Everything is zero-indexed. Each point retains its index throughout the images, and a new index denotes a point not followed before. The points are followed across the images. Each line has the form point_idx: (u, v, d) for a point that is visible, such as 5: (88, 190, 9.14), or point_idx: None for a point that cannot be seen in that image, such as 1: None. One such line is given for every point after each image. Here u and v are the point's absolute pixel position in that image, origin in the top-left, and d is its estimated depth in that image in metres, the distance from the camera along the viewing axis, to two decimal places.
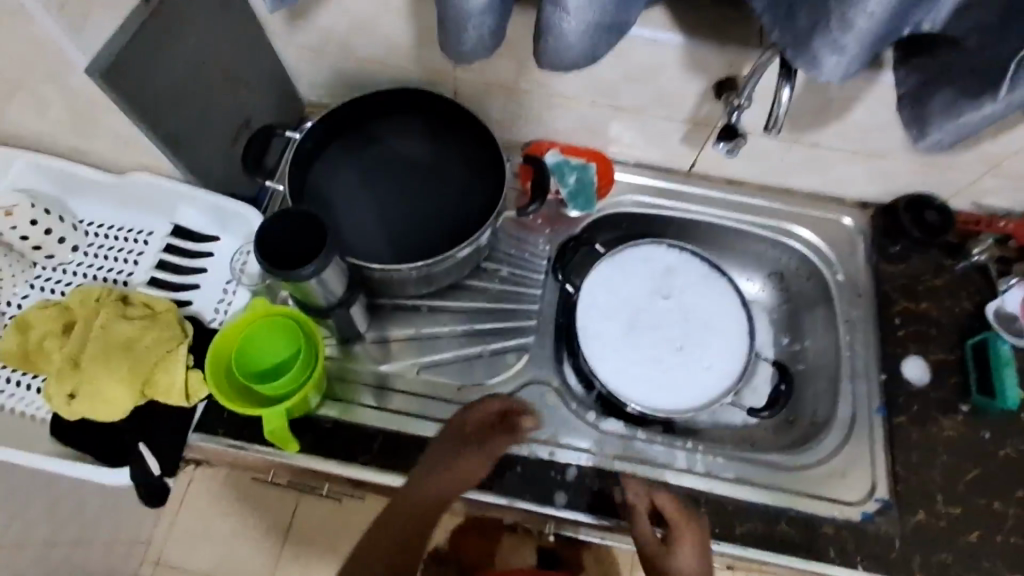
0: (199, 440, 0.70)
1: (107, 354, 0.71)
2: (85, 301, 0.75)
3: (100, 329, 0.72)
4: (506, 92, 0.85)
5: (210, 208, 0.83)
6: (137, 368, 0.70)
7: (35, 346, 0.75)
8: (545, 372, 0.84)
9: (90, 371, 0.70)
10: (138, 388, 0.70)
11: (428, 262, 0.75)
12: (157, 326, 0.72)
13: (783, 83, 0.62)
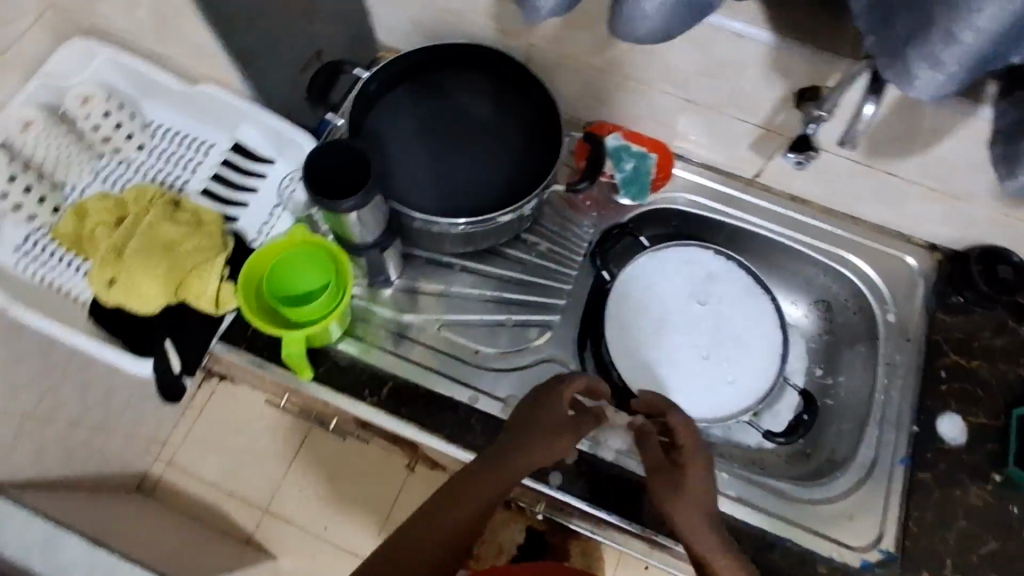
0: (221, 349, 0.72)
1: (150, 250, 0.74)
2: (137, 200, 0.79)
3: (148, 226, 0.75)
4: (578, 66, 0.83)
5: (270, 131, 0.84)
6: (175, 268, 0.73)
7: (90, 233, 0.80)
8: (565, 353, 0.83)
9: (131, 263, 0.73)
10: (172, 286, 0.73)
11: (469, 221, 0.74)
12: (200, 236, 0.75)
13: (867, 98, 0.58)
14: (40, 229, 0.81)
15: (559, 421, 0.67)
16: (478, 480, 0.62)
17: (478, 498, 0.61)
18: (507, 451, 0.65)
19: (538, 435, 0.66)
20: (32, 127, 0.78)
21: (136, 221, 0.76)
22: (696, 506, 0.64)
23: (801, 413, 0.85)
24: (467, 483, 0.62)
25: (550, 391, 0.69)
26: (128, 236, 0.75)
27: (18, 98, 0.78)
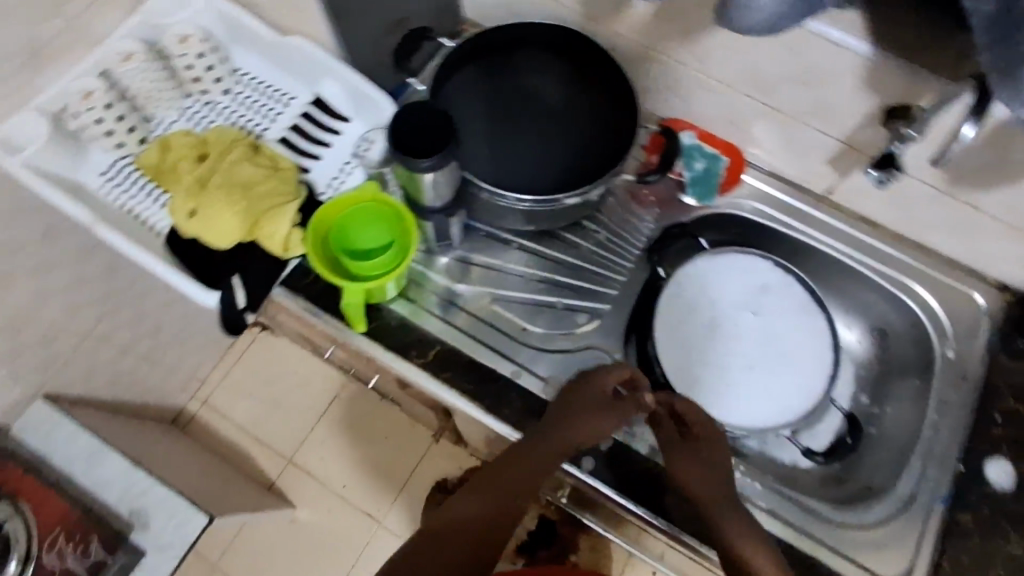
0: (280, 292, 0.75)
1: (229, 187, 0.77)
2: (223, 142, 0.83)
3: (229, 165, 0.78)
4: (662, 60, 0.82)
5: (352, 89, 0.86)
6: (251, 207, 0.76)
7: (171, 166, 0.83)
8: (609, 343, 0.83)
9: (211, 197, 0.76)
10: (246, 224, 0.76)
11: (535, 199, 0.75)
12: (276, 180, 0.78)
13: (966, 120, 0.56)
14: (126, 157, 0.85)
15: (593, 406, 0.71)
16: (509, 469, 0.69)
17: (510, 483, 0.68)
18: (537, 437, 0.70)
19: (570, 421, 0.70)
20: (133, 59, 0.81)
21: (218, 159, 0.80)
22: (718, 482, 0.69)
23: (845, 436, 0.85)
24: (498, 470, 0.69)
25: (584, 381, 0.74)
26: (210, 171, 0.78)
27: (121, 29, 0.80)
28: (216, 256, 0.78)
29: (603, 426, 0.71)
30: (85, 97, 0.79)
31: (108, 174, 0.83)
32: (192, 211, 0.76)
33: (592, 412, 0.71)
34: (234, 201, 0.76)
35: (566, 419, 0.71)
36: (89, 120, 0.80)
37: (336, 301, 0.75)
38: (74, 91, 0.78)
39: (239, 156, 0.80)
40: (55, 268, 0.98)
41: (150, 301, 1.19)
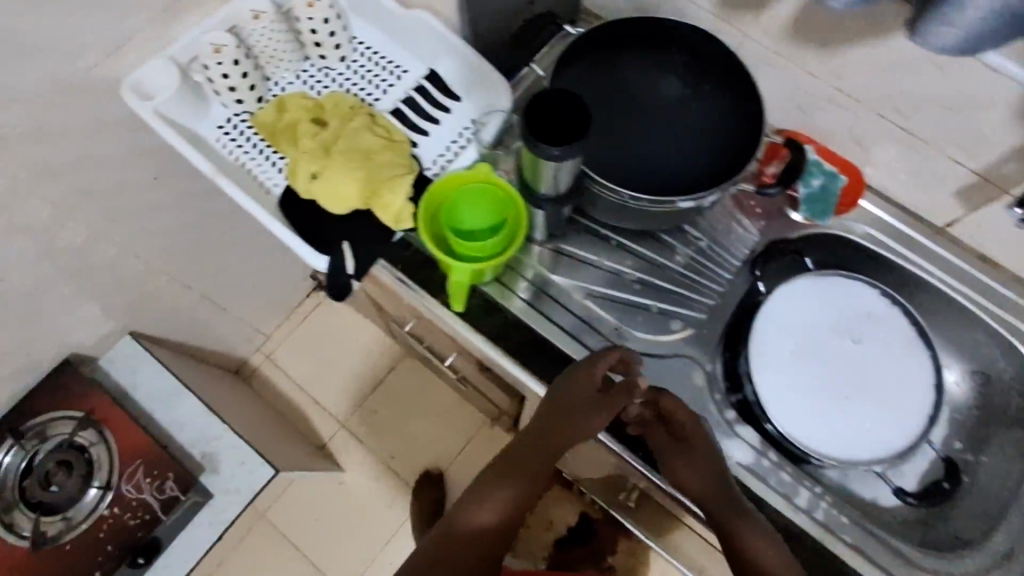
0: (387, 269, 0.77)
1: (352, 152, 0.78)
2: (348, 109, 0.84)
3: (355, 132, 0.80)
4: (792, 69, 0.79)
5: (468, 68, 0.86)
6: (370, 174, 0.77)
7: (286, 125, 0.84)
8: (701, 355, 0.81)
9: (334, 162, 0.77)
10: (364, 191, 0.76)
11: (652, 200, 0.73)
12: (394, 151, 0.80)
13: None
14: (243, 113, 0.87)
15: (587, 403, 0.69)
16: (518, 461, 0.71)
17: (518, 474, 0.71)
18: (537, 432, 0.72)
19: (568, 411, 0.70)
20: (263, 18, 0.82)
21: (343, 124, 0.81)
22: (714, 481, 0.69)
23: (942, 479, 0.82)
24: (508, 466, 0.71)
25: (567, 377, 0.70)
26: (336, 136, 0.80)
27: None
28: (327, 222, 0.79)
29: (600, 421, 0.70)
30: (215, 51, 0.81)
31: (225, 128, 0.86)
32: (314, 174, 0.78)
33: (588, 409, 0.69)
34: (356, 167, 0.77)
35: (558, 411, 0.70)
36: (216, 73, 0.82)
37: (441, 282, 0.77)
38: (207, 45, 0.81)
39: (360, 125, 0.81)
40: (161, 210, 1.00)
41: (236, 254, 1.22)
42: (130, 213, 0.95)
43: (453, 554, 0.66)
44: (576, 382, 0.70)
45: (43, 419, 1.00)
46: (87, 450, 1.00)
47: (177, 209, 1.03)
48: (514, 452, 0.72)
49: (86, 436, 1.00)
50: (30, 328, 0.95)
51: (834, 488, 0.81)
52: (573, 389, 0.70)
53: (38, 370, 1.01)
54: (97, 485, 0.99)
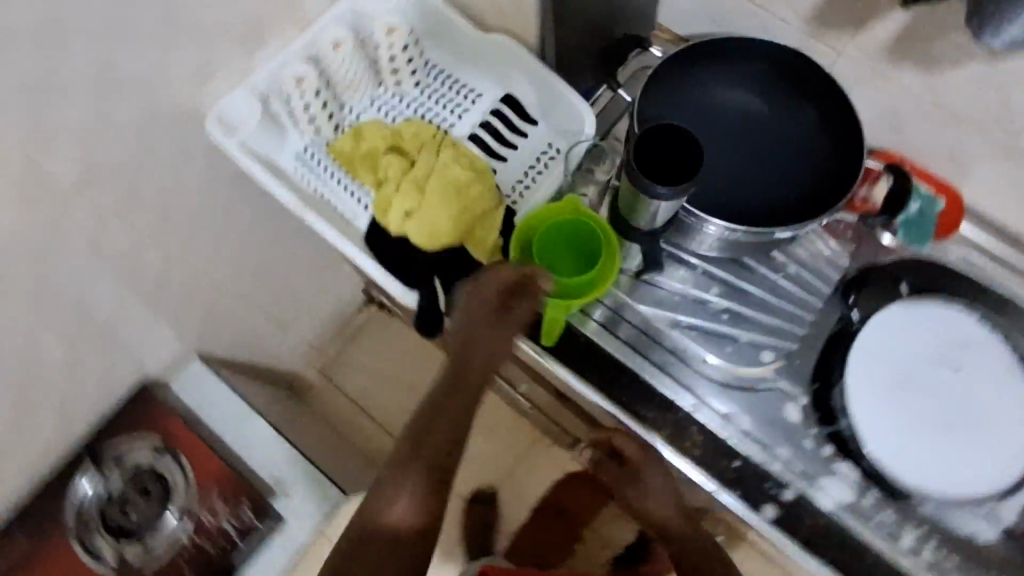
0: None
1: (446, 189, 0.80)
2: (436, 138, 0.84)
3: (445, 167, 0.81)
4: (890, 87, 0.75)
5: (546, 90, 0.83)
6: (463, 213, 0.79)
7: (365, 153, 0.85)
8: (794, 387, 0.78)
9: (427, 201, 0.80)
10: (459, 230, 0.79)
11: (749, 232, 0.71)
12: (482, 182, 0.80)
13: None
14: (319, 141, 0.87)
15: (475, 309, 0.69)
16: (425, 440, 0.69)
17: (428, 460, 0.68)
18: (439, 410, 0.69)
19: (464, 364, 0.70)
20: (341, 48, 0.83)
21: (434, 159, 0.83)
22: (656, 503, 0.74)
23: None
24: (420, 451, 0.69)
25: (474, 287, 0.70)
26: (427, 172, 0.82)
27: (331, 14, 0.81)
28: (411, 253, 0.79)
29: (480, 364, 0.70)
30: (297, 83, 0.82)
31: (302, 156, 0.86)
32: (408, 213, 0.80)
33: (485, 322, 0.68)
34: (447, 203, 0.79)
35: (463, 348, 0.69)
36: (298, 106, 0.84)
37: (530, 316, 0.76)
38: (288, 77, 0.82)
39: (446, 158, 0.82)
40: (233, 235, 1.00)
41: (295, 274, 1.21)
42: (203, 239, 0.95)
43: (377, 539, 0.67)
44: (480, 287, 0.69)
45: (118, 445, 1.03)
46: (165, 475, 1.05)
47: (246, 233, 1.03)
48: (422, 426, 0.69)
49: (164, 462, 1.05)
50: (108, 355, 0.95)
51: (937, 528, 0.76)
52: (469, 304, 0.69)
53: (114, 395, 1.02)
54: (175, 510, 1.04)
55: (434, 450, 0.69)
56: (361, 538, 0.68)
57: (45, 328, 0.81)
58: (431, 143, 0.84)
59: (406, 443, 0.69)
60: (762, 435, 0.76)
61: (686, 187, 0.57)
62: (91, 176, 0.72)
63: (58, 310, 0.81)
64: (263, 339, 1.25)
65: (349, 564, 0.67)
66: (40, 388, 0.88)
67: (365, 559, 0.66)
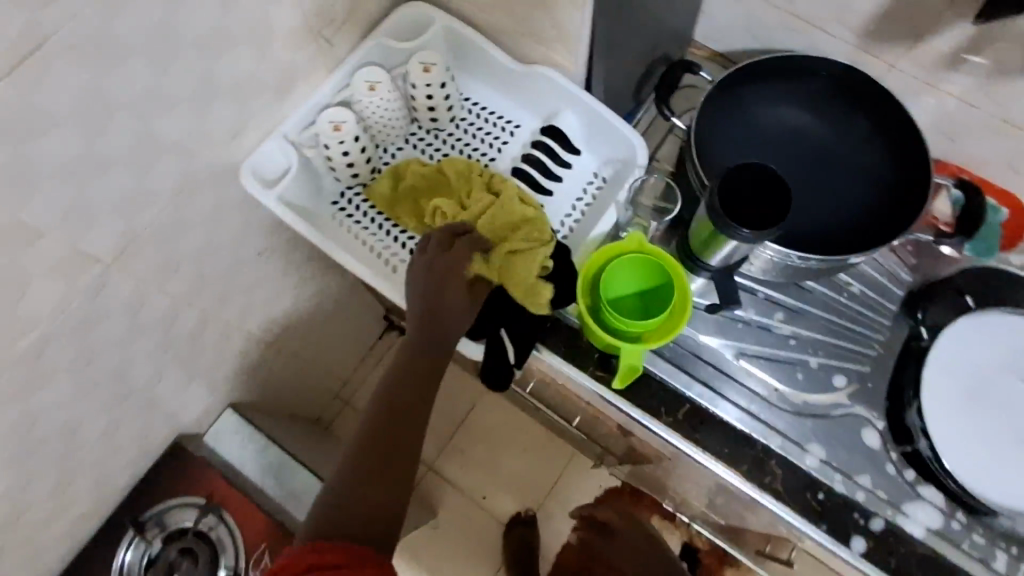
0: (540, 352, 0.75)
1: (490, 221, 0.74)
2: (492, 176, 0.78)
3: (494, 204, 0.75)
4: (945, 98, 0.74)
5: (592, 121, 0.80)
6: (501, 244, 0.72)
7: (406, 194, 0.82)
8: (870, 410, 0.77)
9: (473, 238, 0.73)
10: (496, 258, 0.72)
11: (821, 260, 0.68)
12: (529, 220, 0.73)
13: None
14: (356, 185, 0.85)
15: (431, 272, 0.69)
16: (394, 435, 0.62)
17: (395, 463, 0.60)
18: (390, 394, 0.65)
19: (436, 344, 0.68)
20: (378, 89, 0.78)
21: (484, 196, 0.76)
22: None
23: None
24: (384, 437, 0.61)
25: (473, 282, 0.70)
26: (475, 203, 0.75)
27: (356, 57, 0.79)
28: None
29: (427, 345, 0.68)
30: (333, 128, 0.78)
31: (340, 204, 0.85)
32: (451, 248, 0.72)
33: (434, 277, 0.69)
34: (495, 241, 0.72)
35: (428, 332, 0.68)
36: (337, 151, 0.79)
37: (601, 359, 0.74)
38: (325, 124, 0.78)
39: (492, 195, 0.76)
40: (263, 283, 0.96)
41: (322, 311, 1.17)
42: (235, 290, 0.91)
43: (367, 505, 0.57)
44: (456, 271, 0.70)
45: (161, 507, 1.00)
46: (209, 534, 0.99)
47: (276, 278, 0.99)
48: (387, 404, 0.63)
49: (208, 522, 1.00)
50: (145, 418, 0.91)
51: None
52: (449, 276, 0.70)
53: (150, 455, 0.99)
54: (224, 572, 0.98)
55: (399, 448, 0.61)
56: (329, 515, 0.56)
57: (85, 402, 0.78)
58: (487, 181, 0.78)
59: (368, 425, 0.62)
60: (844, 464, 0.74)
61: (769, 228, 0.55)
62: (130, 244, 0.69)
63: (97, 382, 0.77)
64: (292, 380, 1.21)
65: (306, 558, 0.52)
66: (77, 461, 0.84)
67: (322, 553, 0.52)
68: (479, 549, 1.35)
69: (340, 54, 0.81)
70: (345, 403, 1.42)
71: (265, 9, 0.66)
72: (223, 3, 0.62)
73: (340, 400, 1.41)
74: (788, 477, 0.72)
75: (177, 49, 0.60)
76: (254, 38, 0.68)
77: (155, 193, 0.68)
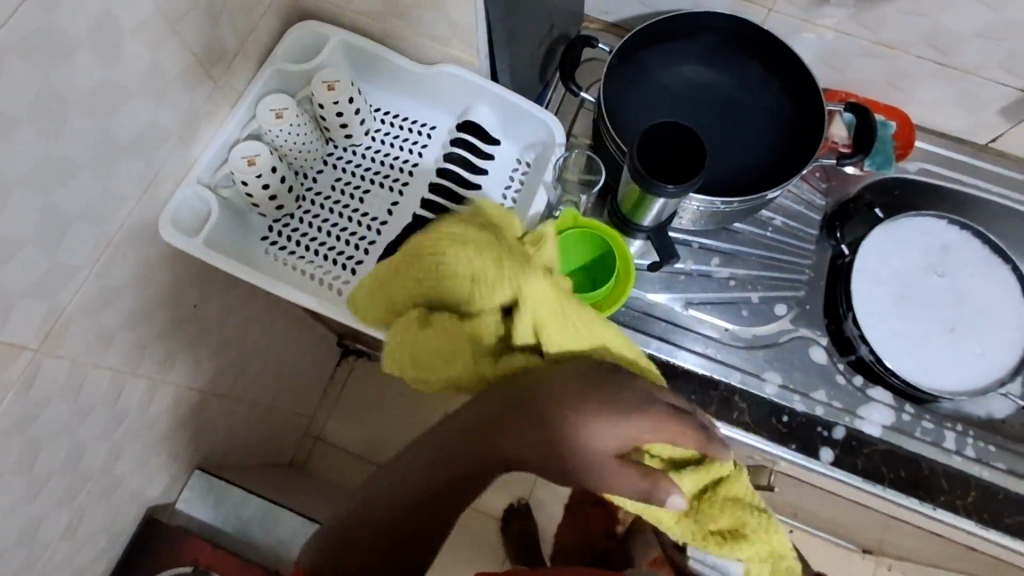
0: None
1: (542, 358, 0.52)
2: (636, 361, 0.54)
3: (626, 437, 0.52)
4: (823, 31, 0.79)
5: (505, 109, 0.82)
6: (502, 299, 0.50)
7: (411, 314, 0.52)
8: (814, 330, 0.83)
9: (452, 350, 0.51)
10: (468, 245, 0.49)
11: (744, 201, 0.72)
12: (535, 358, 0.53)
13: None
14: (282, 217, 0.82)
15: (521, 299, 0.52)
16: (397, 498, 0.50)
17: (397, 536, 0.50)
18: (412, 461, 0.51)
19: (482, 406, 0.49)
20: (286, 115, 0.77)
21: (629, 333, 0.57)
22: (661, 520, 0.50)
23: None
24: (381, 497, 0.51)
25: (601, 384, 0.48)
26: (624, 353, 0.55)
27: (255, 88, 0.79)
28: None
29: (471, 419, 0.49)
30: (248, 163, 0.76)
31: (270, 238, 0.82)
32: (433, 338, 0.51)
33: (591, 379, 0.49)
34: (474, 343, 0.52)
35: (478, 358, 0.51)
36: (255, 185, 0.76)
37: None
38: (238, 160, 0.76)
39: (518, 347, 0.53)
40: (207, 336, 0.93)
41: (274, 352, 1.15)
42: (179, 352, 0.88)
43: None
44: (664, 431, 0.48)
45: None
46: None
47: (218, 327, 0.95)
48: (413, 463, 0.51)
49: None
50: (110, 500, 0.87)
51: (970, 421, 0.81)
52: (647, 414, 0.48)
53: (121, 539, 0.94)
54: None
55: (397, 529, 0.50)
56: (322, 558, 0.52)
57: (39, 499, 0.73)
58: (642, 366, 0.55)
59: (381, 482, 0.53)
60: (801, 386, 0.79)
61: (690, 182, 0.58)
62: (55, 324, 0.65)
63: (50, 474, 0.73)
64: (257, 427, 1.18)
65: None
66: (45, 562, 0.79)
67: None
68: (479, 548, 1.36)
69: (240, 88, 0.79)
70: (311, 434, 1.41)
71: (151, 54, 0.64)
72: (106, 56, 0.59)
73: (309, 434, 1.41)
74: (758, 416, 0.77)
75: (66, 112, 0.58)
76: (146, 87, 0.65)
77: (71, 267, 0.65)
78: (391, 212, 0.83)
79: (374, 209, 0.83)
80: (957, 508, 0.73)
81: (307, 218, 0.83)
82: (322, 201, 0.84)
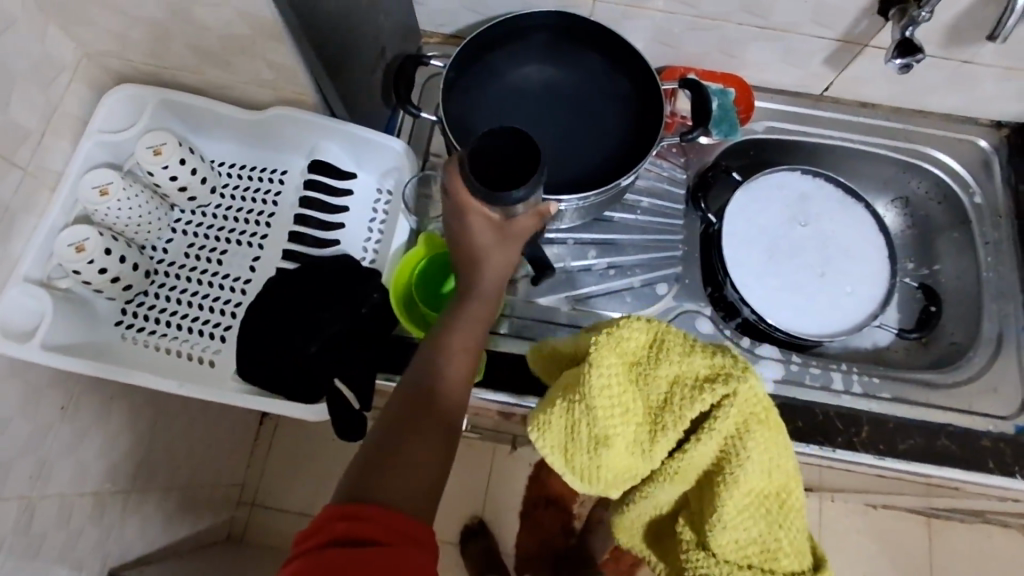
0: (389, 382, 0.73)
1: (714, 468, 0.55)
2: (786, 477, 0.55)
3: (745, 551, 0.55)
4: (647, 13, 0.81)
5: (352, 142, 0.79)
6: (681, 401, 0.53)
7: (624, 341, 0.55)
8: (697, 302, 0.85)
9: (659, 381, 0.54)
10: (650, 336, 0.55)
11: (598, 192, 0.72)
12: (737, 413, 0.53)
13: (900, 55, 0.73)
14: (135, 296, 0.77)
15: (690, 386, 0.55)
16: (401, 441, 0.52)
17: (408, 449, 0.51)
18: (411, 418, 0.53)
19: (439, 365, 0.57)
20: (112, 191, 0.72)
21: (787, 445, 0.55)
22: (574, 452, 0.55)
23: (929, 304, 0.90)
24: (396, 442, 0.51)
25: (751, 450, 0.53)
26: (778, 460, 0.55)
27: (75, 168, 0.73)
28: (273, 346, 0.73)
29: (428, 361, 0.57)
30: (77, 250, 0.70)
31: (125, 321, 0.76)
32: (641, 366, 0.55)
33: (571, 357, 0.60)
34: (679, 384, 0.54)
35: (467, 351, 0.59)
36: (89, 273, 0.70)
37: None
38: (65, 248, 0.70)
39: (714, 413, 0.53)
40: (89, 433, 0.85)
41: None
42: (60, 462, 0.77)
43: (379, 481, 0.49)
44: (491, 231, 0.61)
45: None
46: None
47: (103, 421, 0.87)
48: (410, 413, 0.54)
49: None
50: None
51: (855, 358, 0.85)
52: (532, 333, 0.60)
53: None
54: None
55: (409, 454, 0.51)
56: (353, 484, 0.49)
57: None
58: (786, 480, 0.55)
59: (387, 428, 0.53)
60: None
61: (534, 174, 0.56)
62: None
63: None
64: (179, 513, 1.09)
65: (337, 527, 0.46)
66: None
67: (353, 521, 0.46)
68: None
69: (58, 169, 0.73)
70: (247, 500, 1.34)
71: None
72: None
73: (245, 501, 1.34)
74: None
75: None
76: None
77: None
78: (254, 268, 0.79)
79: (235, 268, 0.79)
80: (855, 445, 0.74)
81: (164, 292, 0.78)
82: (177, 270, 0.79)
